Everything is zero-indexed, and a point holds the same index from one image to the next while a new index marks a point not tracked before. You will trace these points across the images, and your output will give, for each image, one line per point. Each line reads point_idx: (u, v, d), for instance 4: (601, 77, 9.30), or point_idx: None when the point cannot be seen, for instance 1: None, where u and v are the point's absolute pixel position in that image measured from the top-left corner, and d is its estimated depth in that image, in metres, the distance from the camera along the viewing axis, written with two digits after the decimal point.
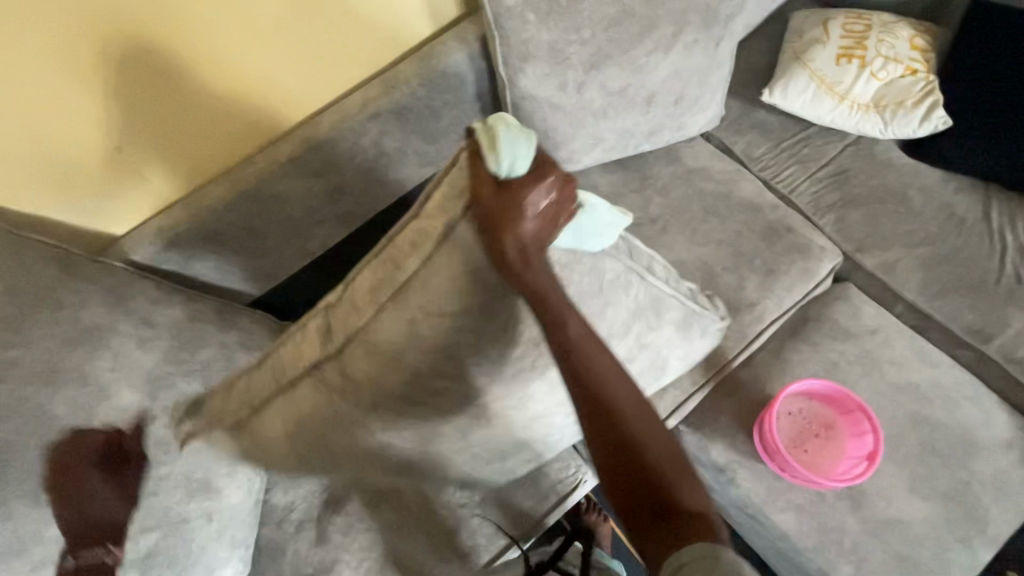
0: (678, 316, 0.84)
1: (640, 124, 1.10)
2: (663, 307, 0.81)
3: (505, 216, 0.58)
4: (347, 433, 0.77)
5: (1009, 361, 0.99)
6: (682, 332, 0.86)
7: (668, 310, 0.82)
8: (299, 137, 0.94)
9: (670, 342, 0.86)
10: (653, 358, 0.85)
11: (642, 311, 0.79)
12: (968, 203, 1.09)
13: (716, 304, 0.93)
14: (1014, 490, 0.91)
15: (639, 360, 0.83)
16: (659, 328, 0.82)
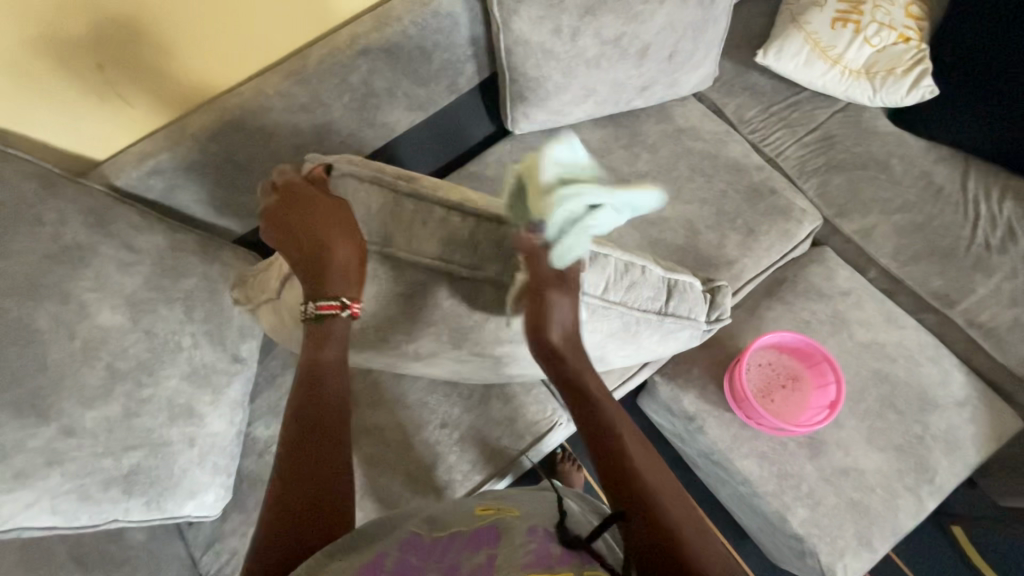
0: (609, 327, 0.81)
1: (632, 78, 1.09)
2: (581, 320, 0.79)
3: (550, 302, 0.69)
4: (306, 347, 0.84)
5: (971, 325, 1.02)
6: (623, 339, 0.84)
7: (585, 322, 0.79)
8: (285, 69, 0.92)
9: (607, 345, 0.84)
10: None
11: None
12: (946, 173, 1.11)
13: (715, 304, 0.89)
14: (964, 446, 0.96)
15: None
16: (579, 336, 0.81)
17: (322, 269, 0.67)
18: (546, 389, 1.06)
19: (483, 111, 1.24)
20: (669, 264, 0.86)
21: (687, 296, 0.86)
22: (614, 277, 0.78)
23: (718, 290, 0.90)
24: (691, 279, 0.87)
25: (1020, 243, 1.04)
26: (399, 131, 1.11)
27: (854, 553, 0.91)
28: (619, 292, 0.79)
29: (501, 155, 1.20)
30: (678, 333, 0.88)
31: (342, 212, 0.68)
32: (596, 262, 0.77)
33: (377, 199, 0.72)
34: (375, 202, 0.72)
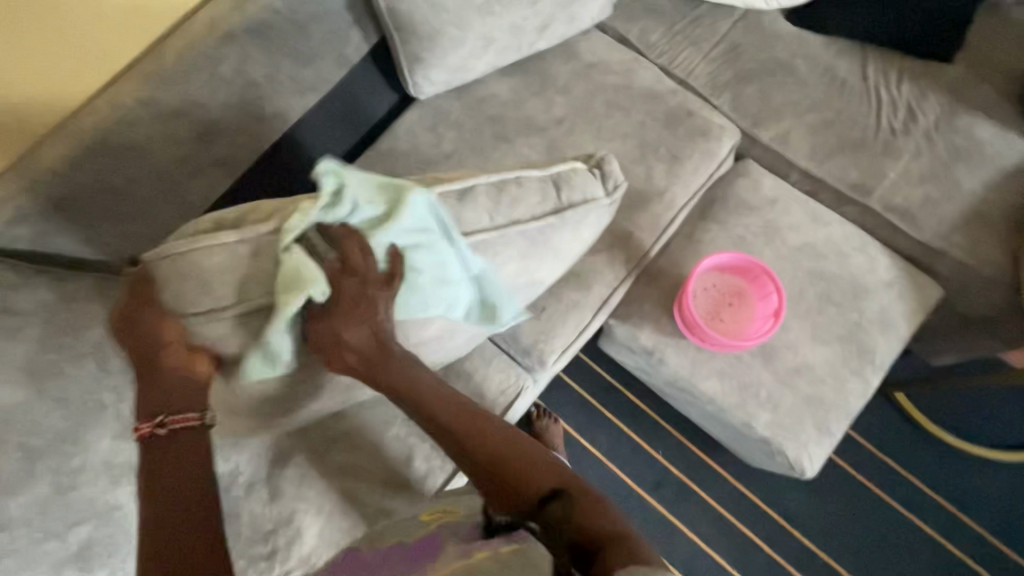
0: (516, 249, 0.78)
1: (529, 19, 1.04)
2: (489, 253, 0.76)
3: (344, 321, 0.62)
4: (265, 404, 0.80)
5: (889, 210, 1.06)
6: (539, 254, 0.81)
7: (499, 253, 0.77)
8: (142, 73, 0.83)
9: (531, 268, 0.82)
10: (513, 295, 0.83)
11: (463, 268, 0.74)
12: (847, 65, 1.13)
13: (606, 174, 0.83)
14: (897, 323, 1.03)
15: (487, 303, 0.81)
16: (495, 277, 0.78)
17: (167, 386, 0.64)
18: (506, 355, 1.04)
19: (381, 81, 1.14)
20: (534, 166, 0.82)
21: (578, 185, 0.81)
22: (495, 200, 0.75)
23: (605, 159, 0.84)
24: (573, 166, 0.83)
25: (921, 122, 1.08)
26: (295, 120, 0.99)
27: (816, 442, 0.98)
28: (506, 211, 0.76)
29: (411, 126, 1.14)
30: (583, 231, 0.85)
31: (170, 320, 0.64)
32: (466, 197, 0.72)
33: (205, 265, 0.64)
34: (205, 264, 0.64)
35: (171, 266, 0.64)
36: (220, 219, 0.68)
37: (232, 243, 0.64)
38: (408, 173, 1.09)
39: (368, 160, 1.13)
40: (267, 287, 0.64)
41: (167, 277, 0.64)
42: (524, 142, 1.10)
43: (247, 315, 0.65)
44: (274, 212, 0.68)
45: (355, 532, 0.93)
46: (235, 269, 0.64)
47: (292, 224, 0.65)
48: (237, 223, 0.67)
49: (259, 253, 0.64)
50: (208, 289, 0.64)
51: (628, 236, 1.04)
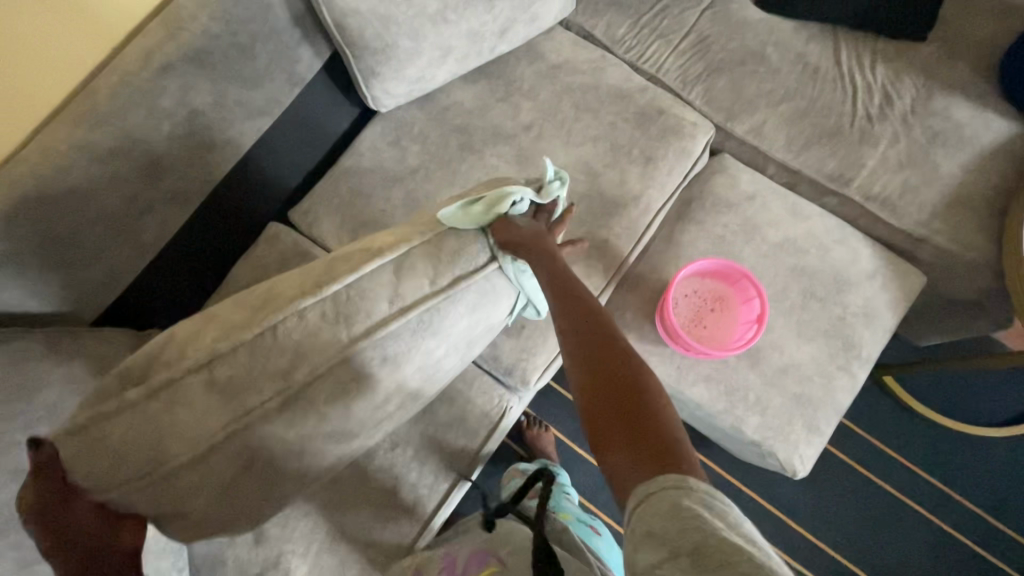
0: (467, 309, 0.66)
1: (487, 23, 0.99)
2: (437, 319, 0.63)
3: (508, 234, 0.67)
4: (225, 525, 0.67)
5: (868, 199, 1.04)
6: (490, 304, 0.69)
7: (444, 311, 0.64)
8: (75, 115, 0.77)
9: (483, 320, 0.70)
10: (476, 347, 0.75)
11: (413, 334, 0.62)
12: (820, 51, 1.10)
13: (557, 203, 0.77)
14: (882, 314, 1.01)
15: (441, 369, 0.70)
16: (449, 334, 0.66)
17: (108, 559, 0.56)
18: (489, 376, 1.02)
19: (339, 96, 1.09)
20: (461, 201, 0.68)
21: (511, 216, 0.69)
22: (433, 262, 0.63)
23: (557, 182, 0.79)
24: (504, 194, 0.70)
25: (896, 106, 1.06)
26: (250, 146, 0.96)
27: (806, 442, 0.96)
28: (446, 272, 0.64)
29: (373, 141, 1.09)
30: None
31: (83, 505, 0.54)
32: (404, 268, 0.61)
33: (111, 437, 0.53)
34: (115, 436, 0.53)
35: (76, 445, 0.53)
36: (120, 373, 0.57)
37: (138, 400, 0.54)
38: (373, 192, 1.05)
39: (331, 180, 1.08)
40: (195, 441, 0.54)
41: (76, 457, 0.53)
42: (492, 152, 1.05)
43: (183, 471, 0.55)
44: (184, 342, 0.57)
45: (346, 570, 0.91)
46: (149, 431, 0.54)
47: (209, 359, 0.55)
48: (140, 374, 0.56)
49: (174, 402, 0.54)
50: (121, 464, 0.53)
51: (605, 243, 1.01)
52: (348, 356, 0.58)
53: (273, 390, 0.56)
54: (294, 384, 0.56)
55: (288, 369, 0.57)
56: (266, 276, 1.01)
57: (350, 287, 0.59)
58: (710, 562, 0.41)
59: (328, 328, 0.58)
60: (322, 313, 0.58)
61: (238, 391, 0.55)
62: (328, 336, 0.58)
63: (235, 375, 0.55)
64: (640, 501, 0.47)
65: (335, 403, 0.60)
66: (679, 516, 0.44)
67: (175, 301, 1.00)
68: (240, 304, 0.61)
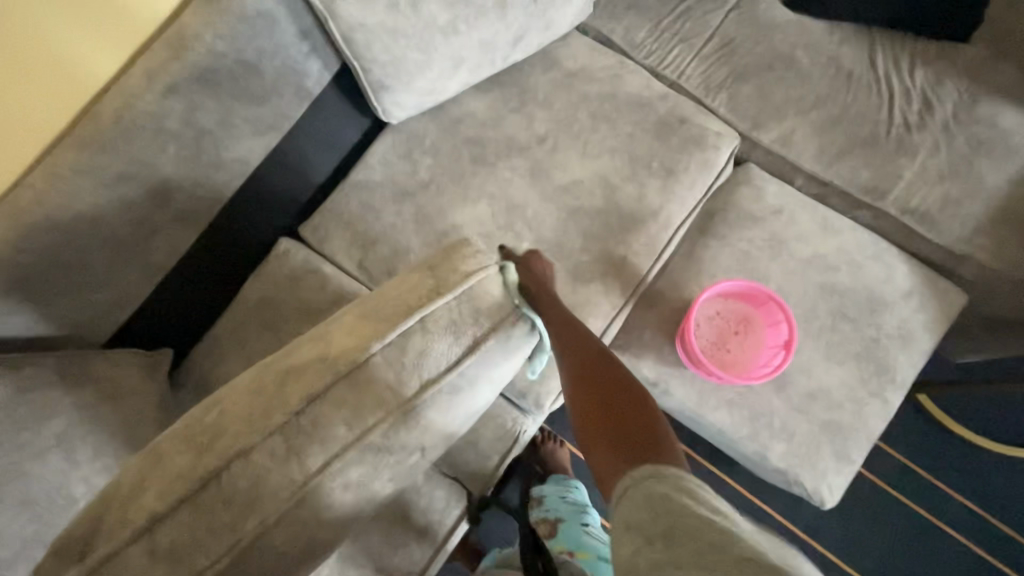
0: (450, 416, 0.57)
1: (500, 32, 0.95)
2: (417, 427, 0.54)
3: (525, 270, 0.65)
4: None
5: (904, 213, 0.98)
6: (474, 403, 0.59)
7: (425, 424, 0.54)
8: (78, 138, 0.75)
9: (466, 412, 0.60)
10: (462, 433, 0.66)
11: (382, 451, 0.53)
12: (854, 53, 1.03)
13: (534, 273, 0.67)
14: (919, 336, 0.95)
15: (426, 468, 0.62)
16: (429, 443, 0.57)
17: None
18: (502, 399, 0.99)
19: (348, 108, 1.06)
20: (437, 282, 0.54)
21: (495, 301, 0.55)
22: (397, 371, 0.51)
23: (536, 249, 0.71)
24: (484, 275, 0.55)
25: (937, 112, 0.99)
26: (257, 164, 0.94)
27: (835, 471, 0.91)
28: (416, 380, 0.52)
29: (384, 154, 1.06)
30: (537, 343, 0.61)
31: None
32: (366, 384, 0.50)
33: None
34: None
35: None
36: (61, 546, 0.51)
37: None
38: (383, 208, 1.03)
39: (341, 195, 1.06)
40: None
41: None
42: (505, 166, 1.02)
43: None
44: (126, 503, 0.50)
45: None
46: None
47: (148, 525, 0.48)
48: (81, 547, 0.50)
49: None
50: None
51: (622, 261, 0.97)
52: (305, 495, 0.49)
53: (225, 548, 0.48)
54: (248, 537, 0.48)
55: (233, 522, 0.48)
56: (276, 294, 1.00)
57: (303, 415, 0.49)
58: (677, 537, 0.43)
59: (278, 468, 0.49)
60: (272, 453, 0.49)
61: (182, 555, 0.48)
62: (279, 477, 0.49)
63: (178, 539, 0.48)
64: (621, 495, 0.51)
65: (300, 536, 0.52)
66: (654, 502, 0.47)
67: (185, 318, 0.98)
68: (181, 441, 0.53)
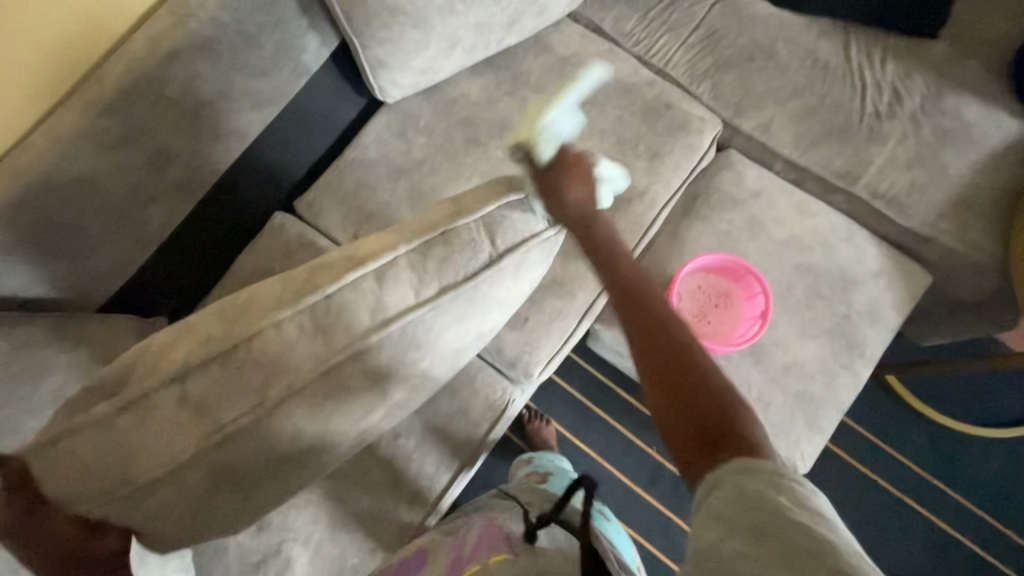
0: (462, 321, 0.61)
1: (495, 15, 0.99)
2: (431, 334, 0.58)
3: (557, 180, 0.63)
4: (224, 524, 0.68)
5: (875, 198, 1.03)
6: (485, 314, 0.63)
7: (436, 328, 0.59)
8: (83, 101, 0.77)
9: (482, 320, 0.64)
10: (472, 348, 0.70)
11: (398, 356, 0.57)
12: (830, 47, 1.09)
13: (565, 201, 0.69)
14: (887, 314, 1.01)
15: (436, 373, 0.66)
16: (439, 346, 0.61)
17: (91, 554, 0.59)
18: (493, 369, 1.02)
19: (345, 86, 1.08)
20: (459, 207, 0.60)
21: (517, 221, 0.61)
22: (419, 273, 0.56)
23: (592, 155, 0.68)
24: (521, 190, 0.62)
25: (906, 104, 1.05)
26: (255, 136, 0.96)
27: (808, 440, 0.96)
28: (460, 269, 0.58)
29: (380, 132, 1.08)
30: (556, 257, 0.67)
31: (58, 516, 0.55)
32: (418, 264, 0.56)
33: (79, 449, 0.53)
34: (83, 451, 0.53)
35: (48, 455, 0.54)
36: (94, 384, 0.56)
37: (107, 414, 0.53)
38: (378, 185, 1.05)
39: (337, 171, 1.08)
40: (162, 458, 0.53)
41: (42, 472, 0.54)
42: (498, 145, 1.05)
43: (161, 488, 0.55)
44: (160, 352, 0.55)
45: (347, 557, 0.92)
46: (121, 444, 0.53)
47: (179, 373, 0.52)
48: (114, 386, 0.54)
49: (141, 418, 0.52)
50: (93, 476, 0.53)
51: None
52: (327, 373, 0.53)
53: (247, 409, 0.52)
54: (271, 403, 0.53)
55: (262, 386, 0.52)
56: (270, 266, 1.02)
57: (332, 298, 0.53)
58: (768, 536, 0.39)
59: (307, 341, 0.53)
60: (301, 326, 0.53)
61: (207, 408, 0.52)
62: (305, 352, 0.53)
63: (208, 390, 0.52)
64: (709, 492, 0.44)
65: (316, 417, 0.56)
66: (745, 499, 0.42)
67: (177, 286, 0.99)
68: (216, 311, 0.56)
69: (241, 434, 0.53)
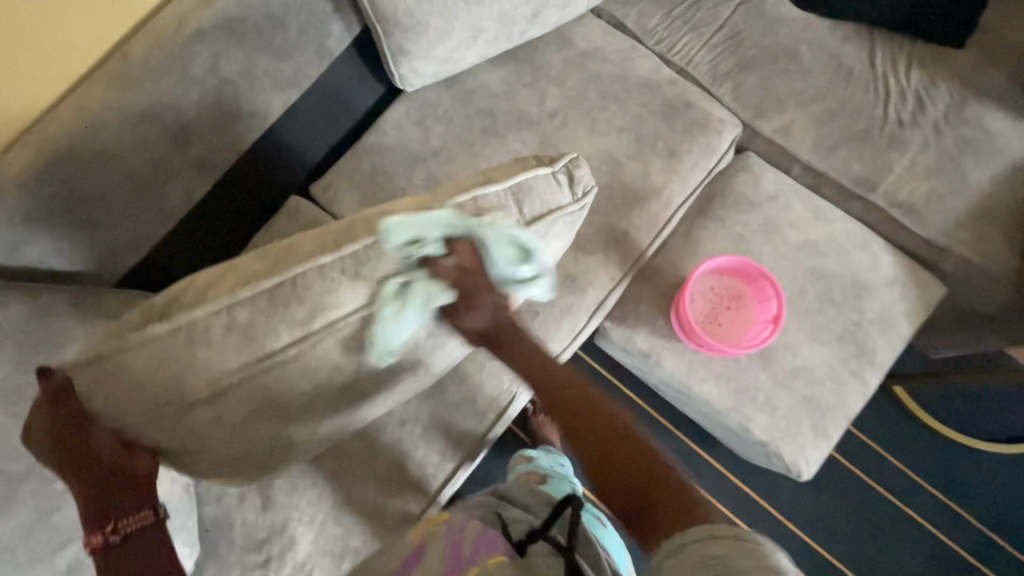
0: None
1: (519, 6, 0.98)
2: None
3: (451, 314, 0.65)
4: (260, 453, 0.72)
5: (893, 206, 1.03)
6: None
7: None
8: (108, 75, 0.78)
9: None
10: None
11: None
12: (854, 52, 1.08)
13: (576, 179, 0.76)
14: (899, 323, 1.00)
15: (458, 330, 0.75)
16: None
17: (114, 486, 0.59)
18: (500, 361, 1.03)
19: (365, 72, 1.09)
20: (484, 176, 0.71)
21: (539, 191, 0.73)
22: None
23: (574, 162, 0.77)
24: (535, 171, 0.74)
25: (929, 112, 1.04)
26: (275, 117, 0.96)
27: (813, 445, 0.96)
28: None
29: (398, 120, 1.09)
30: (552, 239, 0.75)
31: (99, 431, 0.59)
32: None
33: (129, 364, 0.58)
34: (132, 365, 0.58)
35: (95, 378, 0.58)
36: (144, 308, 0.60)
37: (160, 335, 0.58)
38: (393, 172, 1.06)
39: (354, 157, 1.08)
40: (215, 376, 0.60)
41: (91, 385, 0.58)
42: (515, 138, 1.05)
43: (215, 399, 0.61)
44: (202, 287, 0.61)
45: (349, 539, 0.93)
46: (173, 359, 0.58)
47: (227, 304, 0.59)
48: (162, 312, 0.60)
49: (197, 338, 0.58)
50: (144, 393, 0.59)
51: (624, 235, 1.01)
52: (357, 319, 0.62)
53: (291, 336, 0.61)
54: (309, 335, 0.61)
55: (302, 321, 0.61)
56: None
57: (366, 250, 0.62)
58: None
59: (343, 288, 0.61)
60: (340, 269, 0.61)
61: (256, 334, 0.60)
62: (339, 299, 0.61)
63: (254, 318, 0.59)
64: (672, 552, 0.52)
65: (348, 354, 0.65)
66: (707, 562, 0.49)
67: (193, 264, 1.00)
68: (261, 253, 0.64)
69: (302, 352, 0.62)
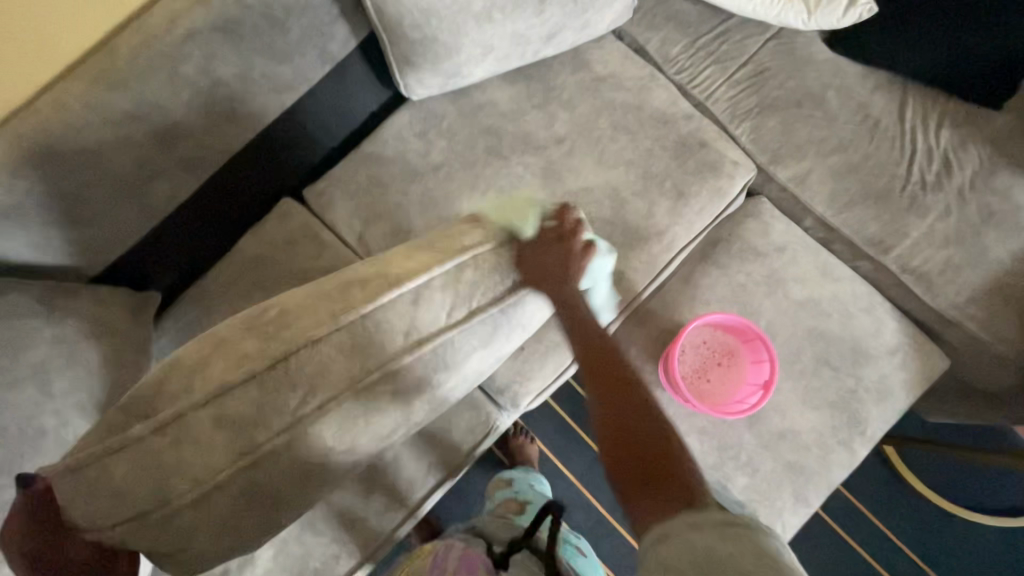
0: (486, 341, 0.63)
1: (534, 27, 0.94)
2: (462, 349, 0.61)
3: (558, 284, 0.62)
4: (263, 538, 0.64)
5: (904, 271, 0.98)
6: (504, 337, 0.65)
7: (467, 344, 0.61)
8: (91, 69, 0.72)
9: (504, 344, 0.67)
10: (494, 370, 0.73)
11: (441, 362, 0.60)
12: (884, 103, 1.02)
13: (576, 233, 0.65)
14: (895, 393, 0.96)
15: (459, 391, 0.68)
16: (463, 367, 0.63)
17: None
18: (480, 392, 0.99)
19: (370, 77, 1.04)
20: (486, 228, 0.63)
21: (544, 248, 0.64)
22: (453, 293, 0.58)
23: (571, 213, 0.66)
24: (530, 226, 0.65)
25: (955, 176, 0.98)
26: (271, 120, 0.93)
27: (792, 511, 0.93)
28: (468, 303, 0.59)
29: (399, 130, 1.04)
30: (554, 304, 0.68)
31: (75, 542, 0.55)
32: (421, 299, 0.57)
33: (118, 468, 0.53)
34: (120, 471, 0.53)
35: (82, 483, 0.54)
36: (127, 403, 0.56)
37: (142, 436, 0.53)
38: (388, 185, 1.02)
39: (350, 164, 1.04)
40: (202, 477, 0.53)
41: (76, 489, 0.54)
42: (518, 161, 1.01)
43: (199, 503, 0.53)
44: (190, 370, 0.55)
45: (309, 559, 0.91)
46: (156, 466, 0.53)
47: (215, 393, 0.53)
48: (147, 408, 0.54)
49: (180, 440, 0.53)
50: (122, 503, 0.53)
51: (620, 275, 0.97)
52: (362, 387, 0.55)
53: (280, 428, 0.53)
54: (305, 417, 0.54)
55: (298, 404, 0.54)
56: (273, 253, 0.99)
57: (365, 317, 0.55)
58: None
59: (342, 359, 0.54)
60: (339, 344, 0.54)
61: (254, 420, 0.53)
62: (341, 368, 0.54)
63: (245, 403, 0.53)
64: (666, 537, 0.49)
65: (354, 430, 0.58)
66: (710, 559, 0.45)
67: (178, 260, 0.98)
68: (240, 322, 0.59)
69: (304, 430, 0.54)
